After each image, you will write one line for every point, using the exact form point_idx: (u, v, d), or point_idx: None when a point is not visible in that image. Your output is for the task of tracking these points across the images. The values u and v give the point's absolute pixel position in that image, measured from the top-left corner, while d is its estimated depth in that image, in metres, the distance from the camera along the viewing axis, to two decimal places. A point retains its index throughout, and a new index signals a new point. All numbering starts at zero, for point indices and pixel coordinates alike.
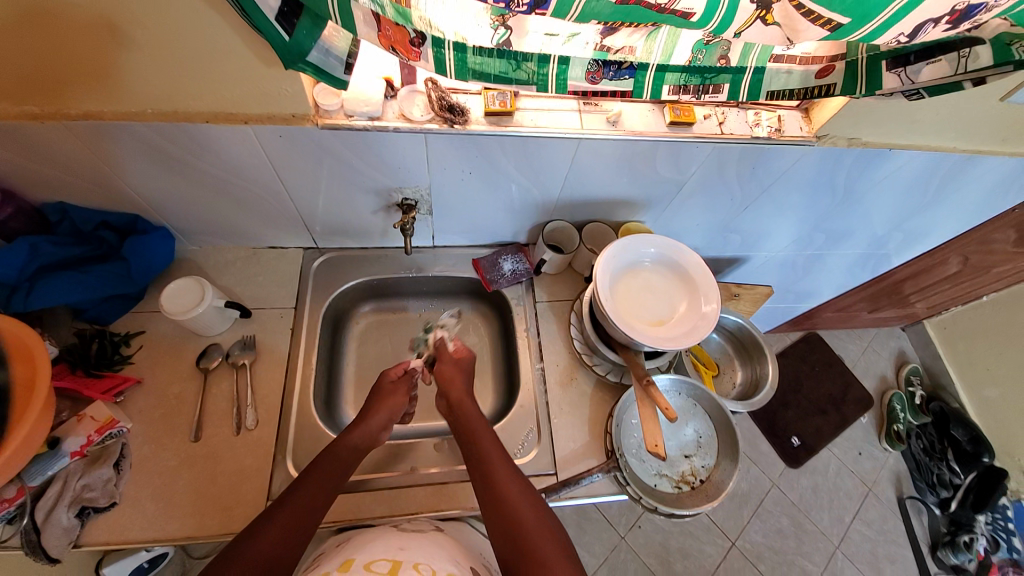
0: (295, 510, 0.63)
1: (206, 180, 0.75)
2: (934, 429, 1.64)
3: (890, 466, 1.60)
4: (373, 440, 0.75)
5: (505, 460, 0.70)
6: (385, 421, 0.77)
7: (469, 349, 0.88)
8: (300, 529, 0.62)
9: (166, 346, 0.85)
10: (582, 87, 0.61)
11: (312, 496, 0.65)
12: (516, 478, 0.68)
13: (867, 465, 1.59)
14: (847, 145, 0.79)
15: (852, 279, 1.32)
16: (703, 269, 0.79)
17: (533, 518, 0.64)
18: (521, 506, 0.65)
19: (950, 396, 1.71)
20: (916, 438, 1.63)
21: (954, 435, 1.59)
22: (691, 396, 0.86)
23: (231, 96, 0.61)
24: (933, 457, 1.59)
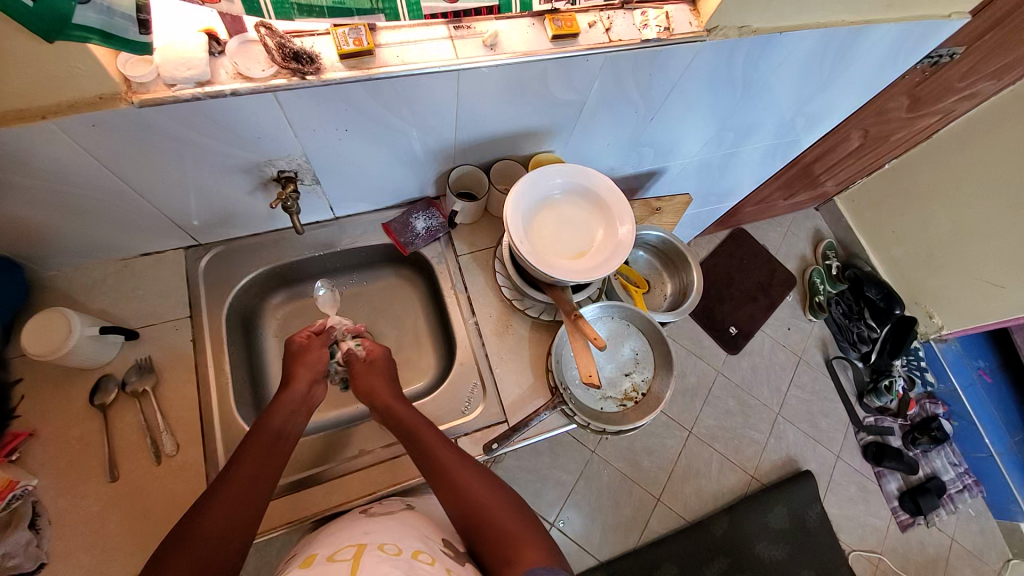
0: (242, 478, 0.62)
1: (30, 195, 0.62)
2: (851, 293, 1.78)
3: (815, 334, 1.74)
4: (306, 396, 0.74)
5: (452, 451, 0.68)
6: (310, 376, 0.76)
7: (382, 347, 0.82)
8: (253, 495, 0.62)
9: (48, 388, 0.74)
10: (440, 9, 0.52)
11: (257, 463, 0.64)
12: (467, 465, 0.68)
13: (796, 338, 1.72)
14: (739, 35, 0.75)
15: (767, 169, 1.35)
16: (612, 189, 0.76)
17: (493, 500, 0.64)
18: (478, 491, 0.65)
19: (864, 261, 1.85)
20: (836, 304, 1.75)
21: (869, 295, 1.74)
22: (623, 317, 0.85)
23: (9, 88, 0.49)
24: (852, 317, 1.73)
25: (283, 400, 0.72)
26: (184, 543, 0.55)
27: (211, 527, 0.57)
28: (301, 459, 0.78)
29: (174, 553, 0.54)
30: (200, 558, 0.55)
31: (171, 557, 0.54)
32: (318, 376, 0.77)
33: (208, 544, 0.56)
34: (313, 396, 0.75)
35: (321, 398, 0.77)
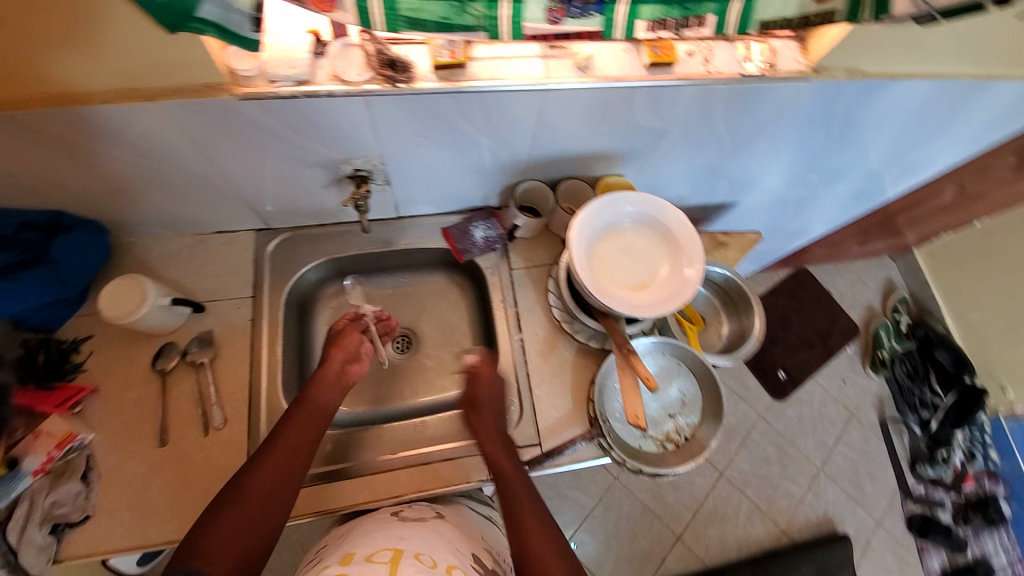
0: (285, 448, 0.64)
1: (130, 169, 0.66)
2: (918, 353, 1.64)
3: (873, 392, 1.62)
4: (338, 376, 0.73)
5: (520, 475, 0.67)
6: (342, 357, 0.75)
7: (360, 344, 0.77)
8: (295, 465, 0.64)
9: (117, 348, 0.78)
10: (542, 30, 0.50)
11: (300, 434, 0.66)
12: (529, 491, 0.65)
13: (851, 393, 1.61)
14: (847, 77, 0.70)
15: (845, 214, 1.26)
16: (683, 222, 0.72)
17: (541, 529, 0.61)
18: (532, 520, 0.62)
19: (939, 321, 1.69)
20: (900, 362, 1.63)
21: (938, 358, 1.59)
22: (676, 354, 0.80)
23: (127, 70, 0.52)
24: (917, 379, 1.60)
25: (321, 380, 0.72)
26: (212, 523, 0.57)
27: (253, 489, 0.60)
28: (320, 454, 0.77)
29: (220, 508, 0.58)
30: (229, 537, 0.56)
31: (205, 532, 0.56)
32: (349, 359, 0.76)
33: (252, 508, 0.59)
34: (347, 376, 0.74)
35: (354, 383, 0.76)
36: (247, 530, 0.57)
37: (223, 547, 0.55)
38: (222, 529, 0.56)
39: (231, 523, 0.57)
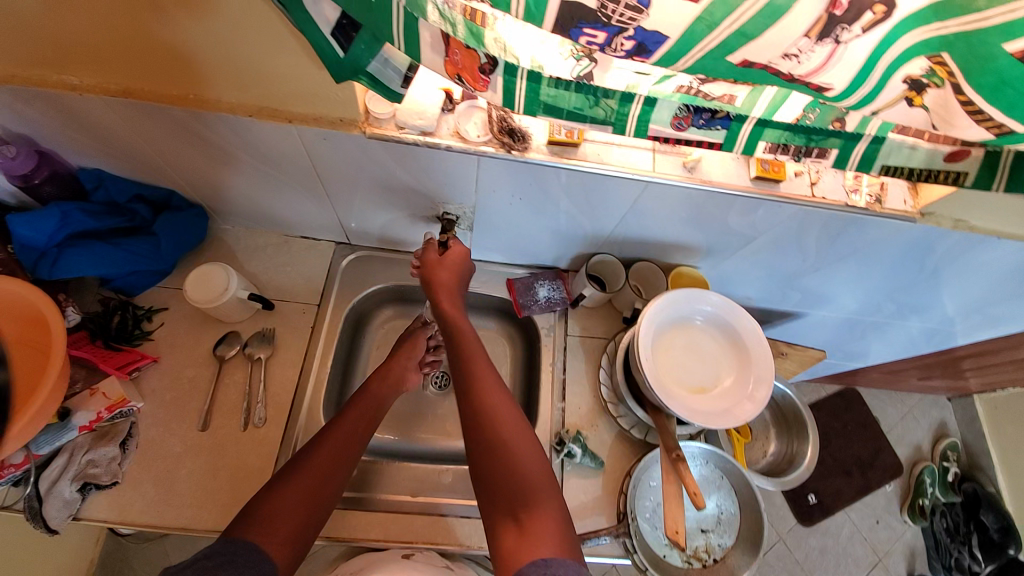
0: (341, 436, 0.68)
1: (248, 171, 0.71)
2: (962, 509, 1.50)
3: (906, 540, 1.48)
4: (399, 377, 0.80)
5: (517, 431, 0.61)
6: (404, 359, 0.82)
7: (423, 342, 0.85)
8: (349, 450, 0.67)
9: (186, 326, 0.82)
10: (664, 132, 0.52)
11: (356, 424, 0.70)
12: (532, 452, 0.60)
13: (883, 536, 1.47)
14: (952, 228, 0.69)
15: (911, 349, 1.20)
16: (757, 336, 0.72)
17: (540, 492, 0.57)
18: (532, 478, 0.57)
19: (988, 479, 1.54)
20: (940, 515, 1.48)
21: (983, 520, 1.46)
22: (719, 467, 0.78)
23: (281, 92, 0.57)
24: (955, 538, 1.45)
25: (381, 379, 0.78)
26: (265, 501, 0.60)
27: (311, 470, 0.63)
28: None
29: (273, 488, 0.61)
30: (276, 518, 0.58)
31: (258, 509, 0.59)
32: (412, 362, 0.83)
33: (305, 488, 0.61)
34: (406, 379, 0.81)
35: (410, 387, 0.83)
36: (303, 504, 0.60)
37: (273, 522, 0.58)
38: (280, 504, 0.59)
39: (288, 498, 0.60)
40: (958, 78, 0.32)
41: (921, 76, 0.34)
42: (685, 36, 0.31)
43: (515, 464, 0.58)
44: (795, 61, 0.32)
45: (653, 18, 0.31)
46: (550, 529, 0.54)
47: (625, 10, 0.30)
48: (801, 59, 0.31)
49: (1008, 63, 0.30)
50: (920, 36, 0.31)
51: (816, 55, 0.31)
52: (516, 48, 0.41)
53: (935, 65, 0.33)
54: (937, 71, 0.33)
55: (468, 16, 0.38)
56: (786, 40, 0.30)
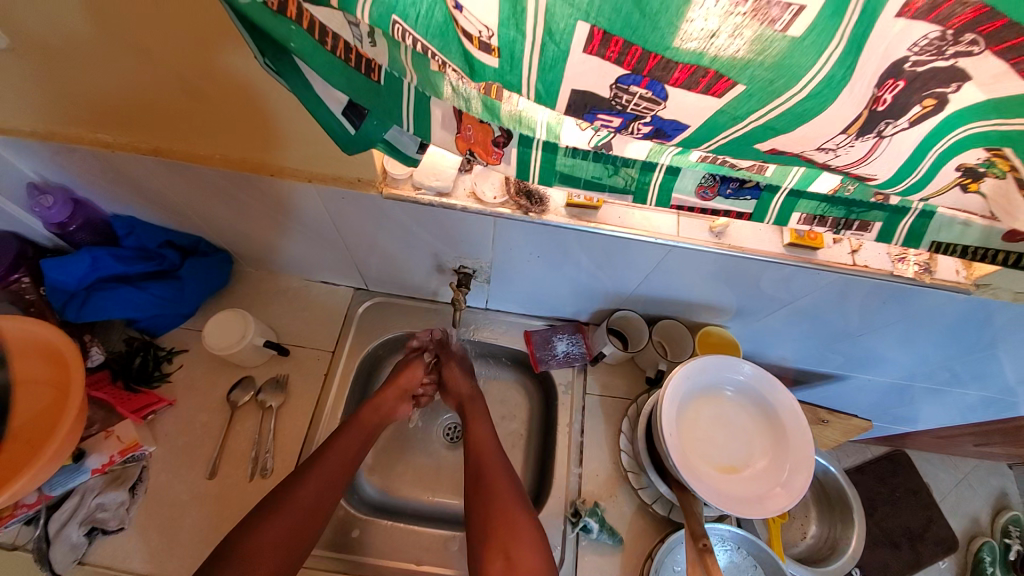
0: (334, 460, 0.69)
1: (269, 220, 0.72)
2: None
3: None
4: (390, 410, 0.79)
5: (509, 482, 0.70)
6: (397, 392, 0.80)
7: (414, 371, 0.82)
8: (340, 474, 0.69)
9: (203, 370, 0.83)
10: (689, 202, 0.49)
11: (350, 447, 0.71)
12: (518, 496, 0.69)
13: None
14: (1013, 300, 0.62)
15: (966, 418, 1.09)
16: (795, 415, 0.67)
17: (523, 527, 0.65)
18: (516, 515, 0.66)
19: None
20: None
21: None
22: (752, 554, 0.72)
23: (303, 153, 0.58)
24: None
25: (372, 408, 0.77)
26: (248, 534, 0.61)
27: (299, 502, 0.64)
28: (338, 541, 0.73)
29: (259, 521, 0.62)
30: (263, 547, 0.60)
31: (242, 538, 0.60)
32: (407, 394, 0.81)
33: (292, 520, 0.63)
34: (397, 411, 0.80)
35: (400, 417, 0.82)
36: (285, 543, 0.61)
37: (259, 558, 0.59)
38: (264, 537, 0.61)
39: (272, 533, 0.61)
40: (1021, 171, 0.29)
41: (976, 165, 0.30)
42: (707, 125, 0.29)
43: (504, 505, 0.67)
44: (832, 154, 0.29)
45: (670, 109, 0.28)
46: (533, 568, 0.62)
47: (640, 101, 0.28)
48: (838, 153, 0.28)
49: None
50: (980, 128, 0.26)
51: (856, 149, 0.28)
52: (537, 114, 0.39)
53: (993, 156, 0.29)
54: (996, 162, 0.29)
55: (483, 90, 0.36)
56: (819, 136, 0.27)
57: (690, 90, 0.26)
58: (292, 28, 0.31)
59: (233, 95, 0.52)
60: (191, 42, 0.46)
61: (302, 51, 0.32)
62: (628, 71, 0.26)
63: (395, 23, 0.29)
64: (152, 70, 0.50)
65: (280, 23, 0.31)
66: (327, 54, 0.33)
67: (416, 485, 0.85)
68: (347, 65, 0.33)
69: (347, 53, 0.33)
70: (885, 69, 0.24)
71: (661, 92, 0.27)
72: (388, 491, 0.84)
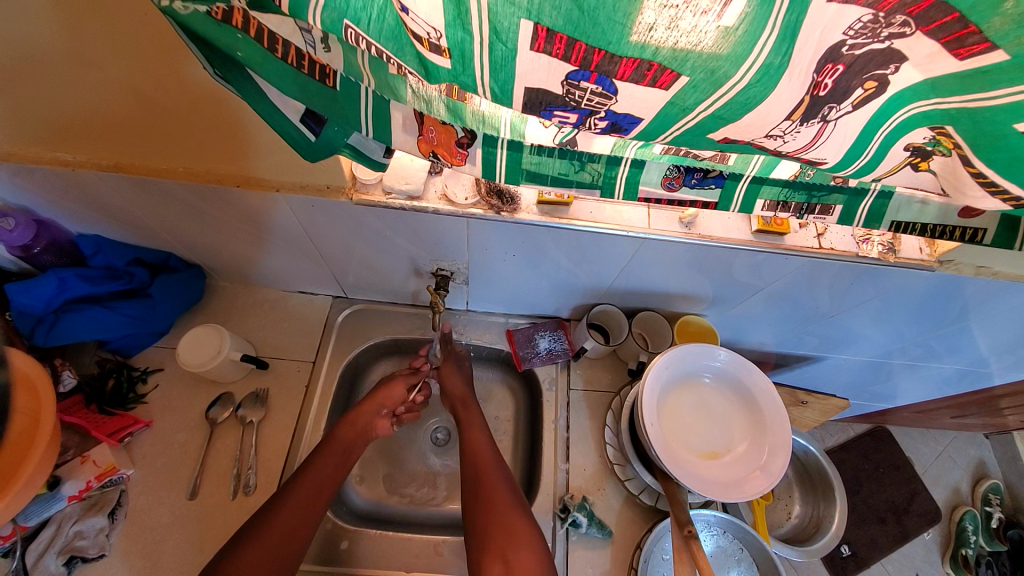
0: (301, 498, 0.65)
1: (237, 232, 0.71)
2: (1009, 560, 1.21)
3: None
4: (367, 425, 0.76)
5: (506, 485, 0.69)
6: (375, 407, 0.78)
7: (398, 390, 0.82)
8: (309, 511, 0.65)
9: (181, 389, 0.82)
10: (656, 194, 0.49)
11: (320, 482, 0.68)
12: (514, 495, 0.68)
13: None
14: (974, 274, 0.65)
15: (942, 391, 1.12)
16: (772, 398, 0.68)
17: (523, 531, 0.64)
18: (516, 517, 0.65)
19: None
20: (987, 566, 1.18)
21: None
22: (738, 537, 0.74)
23: (266, 162, 0.57)
24: None
25: (348, 425, 0.74)
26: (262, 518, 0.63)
27: (278, 527, 0.62)
28: (327, 553, 0.72)
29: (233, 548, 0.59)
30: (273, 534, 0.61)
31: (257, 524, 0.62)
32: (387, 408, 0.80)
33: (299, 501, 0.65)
34: (375, 427, 0.77)
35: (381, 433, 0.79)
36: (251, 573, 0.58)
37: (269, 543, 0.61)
38: (250, 554, 0.59)
39: (248, 561, 0.58)
40: (964, 149, 0.29)
41: (924, 144, 0.31)
42: (660, 117, 0.29)
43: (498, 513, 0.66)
44: (780, 140, 0.30)
45: (621, 103, 0.29)
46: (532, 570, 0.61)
47: (592, 96, 0.29)
48: (786, 139, 0.29)
49: (1019, 141, 0.27)
50: (922, 108, 0.27)
51: (802, 135, 0.29)
52: (501, 114, 0.39)
53: (938, 135, 0.29)
54: (942, 141, 0.30)
55: (446, 91, 0.36)
56: (767, 123, 0.28)
57: (638, 83, 0.27)
58: (239, 37, 0.31)
59: (196, 107, 0.51)
60: (151, 56, 0.46)
61: (249, 60, 0.32)
62: (576, 67, 0.27)
63: (348, 27, 0.28)
64: (105, 82, 0.50)
65: (226, 32, 0.30)
66: (278, 61, 0.32)
67: (405, 492, 0.85)
68: (299, 71, 0.33)
69: (299, 61, 0.33)
70: (821, 56, 0.24)
71: (611, 86, 0.27)
72: (376, 499, 0.83)
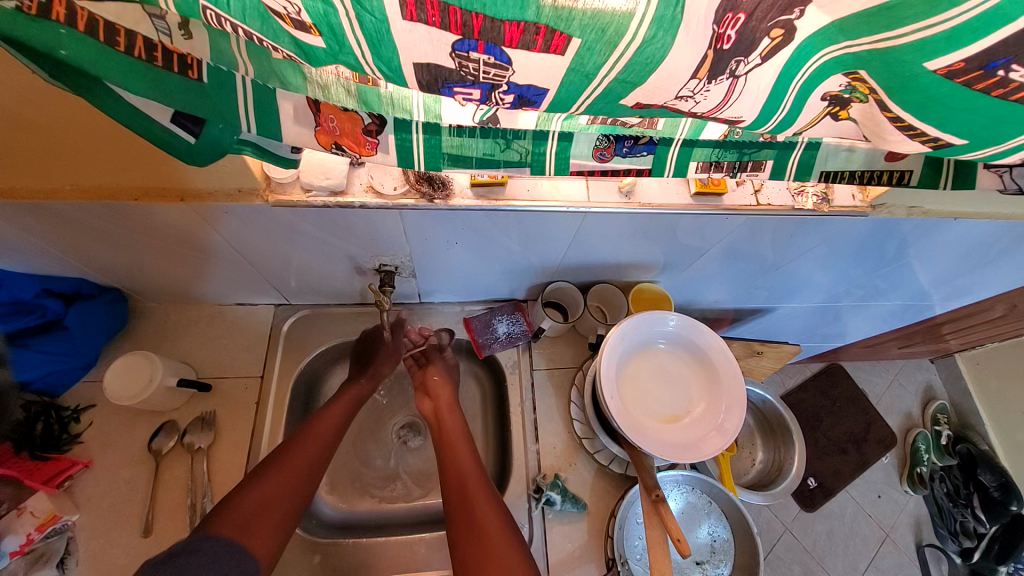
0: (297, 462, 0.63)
1: (153, 248, 0.65)
2: (959, 472, 1.31)
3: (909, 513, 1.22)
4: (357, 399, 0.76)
5: (492, 503, 0.65)
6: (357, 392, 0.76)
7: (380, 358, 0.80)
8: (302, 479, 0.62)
9: (119, 422, 0.76)
10: (588, 166, 0.47)
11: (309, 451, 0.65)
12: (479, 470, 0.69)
13: (888, 512, 1.21)
14: (906, 215, 0.66)
15: (889, 325, 1.17)
16: (726, 357, 0.69)
17: (474, 474, 0.68)
18: (480, 497, 0.65)
19: (981, 437, 1.36)
20: (940, 480, 1.27)
21: (981, 479, 1.27)
22: (707, 492, 0.75)
23: (167, 168, 0.52)
24: (958, 502, 1.25)
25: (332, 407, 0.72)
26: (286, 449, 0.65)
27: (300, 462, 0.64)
28: (299, 567, 0.70)
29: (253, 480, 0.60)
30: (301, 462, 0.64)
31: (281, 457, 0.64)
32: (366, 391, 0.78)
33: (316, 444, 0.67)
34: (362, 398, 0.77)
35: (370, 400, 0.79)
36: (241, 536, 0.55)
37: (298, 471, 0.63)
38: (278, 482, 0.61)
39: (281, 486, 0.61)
40: (879, 94, 0.28)
41: (841, 91, 0.30)
42: (565, 86, 0.27)
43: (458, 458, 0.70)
44: (691, 101, 0.28)
45: (519, 73, 0.26)
46: (489, 510, 0.64)
47: (487, 68, 0.26)
48: (696, 100, 0.27)
49: (930, 82, 0.26)
50: (833, 54, 0.26)
51: (713, 93, 0.27)
52: (410, 94, 0.36)
53: (852, 81, 0.28)
54: (857, 87, 0.29)
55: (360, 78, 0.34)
56: (673, 86, 0.26)
57: (530, 50, 0.24)
58: (62, 32, 0.26)
59: (76, 116, 0.45)
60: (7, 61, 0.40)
61: (78, 59, 0.27)
62: (460, 36, 0.24)
63: (206, 9, 0.25)
64: None
65: (44, 28, 0.26)
66: (121, 55, 0.28)
67: (375, 494, 0.83)
68: (151, 65, 0.29)
69: (150, 52, 0.28)
70: (718, 4, 0.23)
71: (503, 56, 0.25)
72: (348, 505, 0.81)
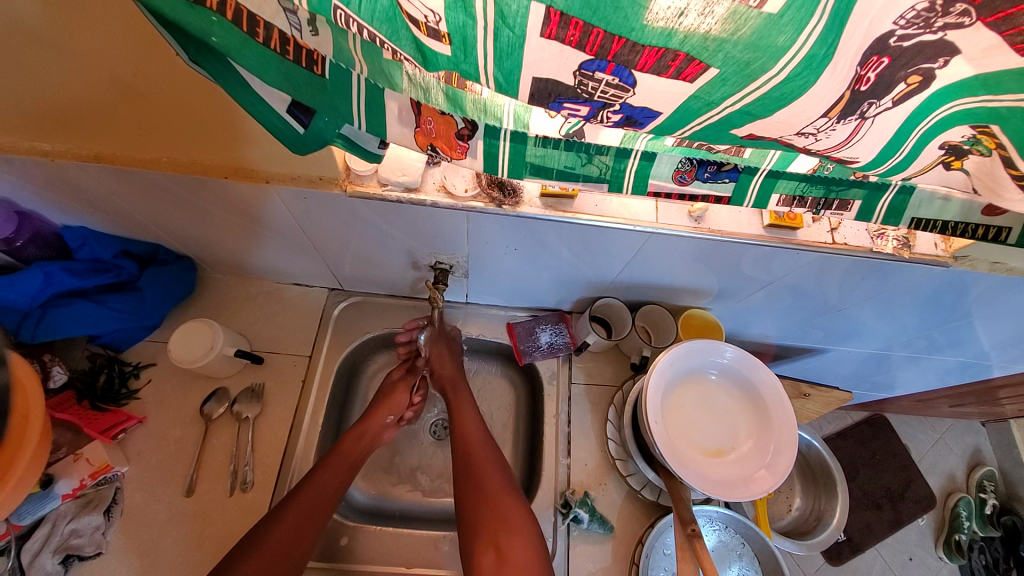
0: (296, 517, 0.62)
1: (228, 225, 0.69)
2: (1001, 544, 1.21)
3: None
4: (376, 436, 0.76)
5: (513, 507, 0.65)
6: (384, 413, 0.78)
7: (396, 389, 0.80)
8: (307, 530, 0.63)
9: (174, 384, 0.80)
10: (666, 188, 0.46)
11: (321, 494, 0.66)
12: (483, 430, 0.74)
13: None
14: (988, 270, 0.62)
15: (943, 383, 1.10)
16: (780, 398, 0.66)
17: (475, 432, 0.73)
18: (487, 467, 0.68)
19: None
20: (979, 550, 1.18)
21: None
22: (741, 533, 0.73)
23: (254, 153, 0.55)
24: None
25: (356, 434, 0.74)
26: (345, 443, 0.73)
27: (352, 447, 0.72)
28: (326, 548, 0.72)
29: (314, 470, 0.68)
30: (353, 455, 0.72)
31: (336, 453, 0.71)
32: (393, 415, 0.78)
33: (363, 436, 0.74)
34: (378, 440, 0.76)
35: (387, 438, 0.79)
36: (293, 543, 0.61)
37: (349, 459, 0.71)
38: (329, 472, 0.68)
39: (331, 478, 0.68)
40: (1007, 151, 0.27)
41: (962, 142, 0.28)
42: (680, 112, 0.27)
43: (464, 419, 0.75)
44: (812, 139, 0.27)
45: (639, 96, 0.26)
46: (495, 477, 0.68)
47: (607, 88, 0.26)
48: (818, 138, 0.27)
49: None
50: (968, 105, 0.25)
51: (837, 133, 0.27)
52: (503, 103, 0.36)
53: (979, 134, 0.27)
54: (983, 140, 0.27)
55: (447, 79, 0.33)
56: (799, 120, 0.26)
57: (660, 75, 0.24)
58: (213, 19, 0.28)
59: (186, 95, 0.48)
60: (134, 44, 0.43)
61: (225, 45, 0.29)
62: (591, 57, 0.24)
63: (336, 8, 0.25)
64: (79, 72, 0.46)
65: (198, 14, 0.28)
66: (259, 46, 0.30)
67: (401, 485, 0.84)
68: (283, 58, 0.31)
69: (283, 46, 0.30)
70: (867, 47, 0.22)
71: (630, 78, 0.25)
72: (372, 492, 0.83)
